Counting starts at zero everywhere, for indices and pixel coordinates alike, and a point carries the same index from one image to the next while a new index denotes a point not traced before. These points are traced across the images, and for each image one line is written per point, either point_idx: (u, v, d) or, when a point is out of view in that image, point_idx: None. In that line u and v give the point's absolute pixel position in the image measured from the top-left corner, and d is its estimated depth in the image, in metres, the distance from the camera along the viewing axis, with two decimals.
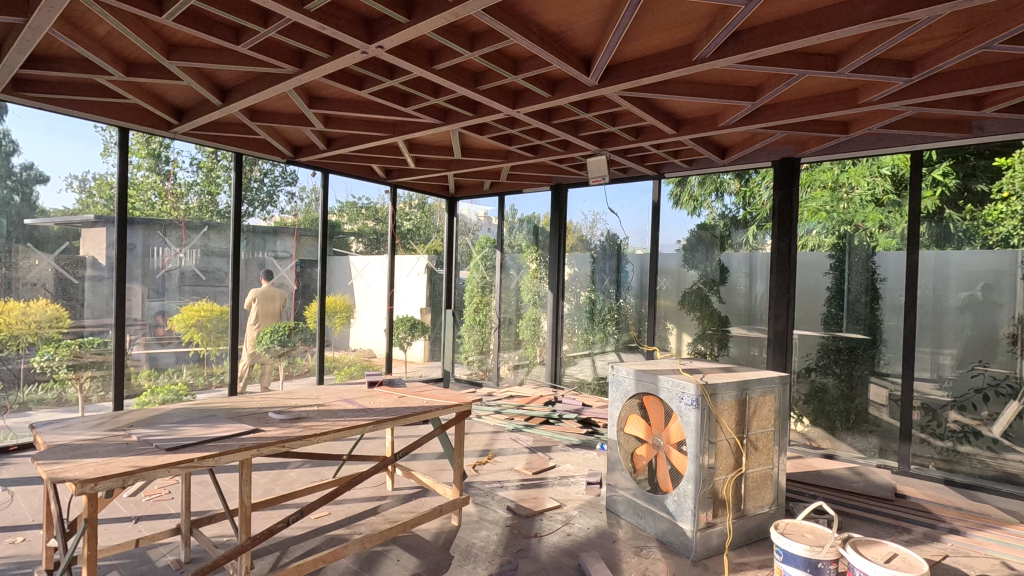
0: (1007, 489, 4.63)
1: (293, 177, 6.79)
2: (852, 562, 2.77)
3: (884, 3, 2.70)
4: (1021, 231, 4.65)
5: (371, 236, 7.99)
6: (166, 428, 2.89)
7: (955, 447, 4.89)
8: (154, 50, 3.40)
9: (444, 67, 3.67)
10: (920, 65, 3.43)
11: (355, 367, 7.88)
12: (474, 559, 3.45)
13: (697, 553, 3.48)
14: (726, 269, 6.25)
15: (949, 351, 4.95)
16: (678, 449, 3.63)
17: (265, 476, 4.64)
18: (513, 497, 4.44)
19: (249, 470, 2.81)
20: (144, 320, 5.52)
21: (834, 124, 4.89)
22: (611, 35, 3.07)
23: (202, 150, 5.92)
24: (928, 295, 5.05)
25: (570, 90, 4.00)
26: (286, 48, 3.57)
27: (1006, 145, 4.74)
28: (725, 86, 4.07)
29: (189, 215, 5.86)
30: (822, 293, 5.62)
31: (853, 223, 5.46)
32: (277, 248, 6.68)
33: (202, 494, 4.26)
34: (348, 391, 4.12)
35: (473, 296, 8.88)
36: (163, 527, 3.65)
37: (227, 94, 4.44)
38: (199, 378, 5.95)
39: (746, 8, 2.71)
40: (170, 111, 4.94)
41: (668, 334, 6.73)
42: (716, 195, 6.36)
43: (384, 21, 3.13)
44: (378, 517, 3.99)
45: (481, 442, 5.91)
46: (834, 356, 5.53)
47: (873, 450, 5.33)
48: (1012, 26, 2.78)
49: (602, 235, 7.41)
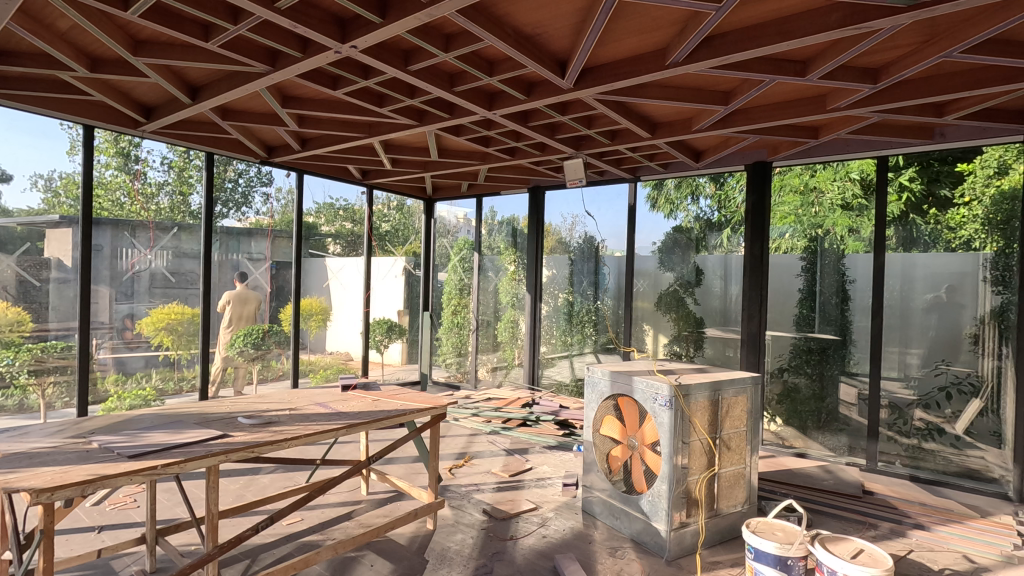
0: (969, 484, 4.79)
1: (268, 177, 6.69)
2: (820, 558, 2.82)
3: (850, 11, 2.77)
4: (982, 234, 4.82)
5: (349, 237, 7.91)
6: (129, 434, 2.80)
7: (920, 444, 5.03)
8: (119, 46, 3.32)
9: (419, 68, 3.64)
10: (885, 72, 3.52)
11: (331, 370, 7.77)
12: (449, 562, 3.43)
13: (671, 553, 3.52)
14: (701, 271, 6.33)
15: (915, 351, 5.08)
16: (652, 449, 3.65)
17: (236, 482, 4.55)
18: (489, 500, 4.43)
19: (217, 476, 2.75)
20: (112, 323, 5.36)
21: (804, 129, 5.00)
22: (586, 38, 3.08)
23: (174, 149, 5.80)
24: (895, 296, 5.18)
25: (546, 92, 4.01)
26: (257, 45, 3.51)
27: (967, 152, 4.91)
28: (699, 90, 4.13)
29: (159, 216, 5.73)
30: (794, 294, 5.71)
31: (823, 227, 5.57)
32: (252, 250, 6.57)
33: (169, 502, 4.15)
34: (322, 394, 4.06)
35: (451, 298, 8.86)
36: (129, 536, 3.55)
37: (197, 92, 4.35)
38: (169, 382, 5.81)
39: (717, 13, 2.75)
40: (138, 109, 4.82)
41: (644, 335, 6.79)
42: (691, 198, 6.45)
43: (357, 20, 3.10)
44: (352, 522, 3.94)
45: (458, 445, 5.89)
46: (806, 357, 5.64)
47: (842, 448, 5.45)
48: (969, 36, 2.87)
49: (580, 237, 7.44)
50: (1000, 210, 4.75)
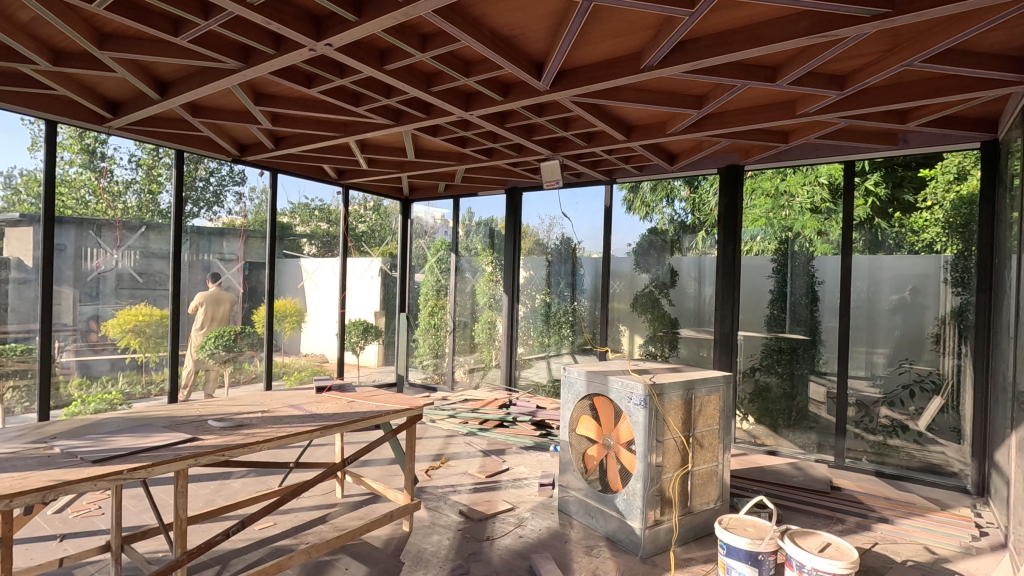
0: (930, 478, 4.97)
1: (241, 177, 6.56)
2: (789, 553, 2.89)
3: (817, 20, 2.85)
4: (944, 237, 4.97)
5: (324, 238, 7.82)
6: (93, 439, 2.72)
7: (886, 440, 5.20)
8: (84, 39, 3.23)
9: (395, 68, 3.63)
10: (851, 80, 3.63)
11: (305, 372, 7.65)
12: (425, 564, 3.41)
13: (645, 550, 3.56)
14: (676, 272, 6.43)
15: (881, 351, 5.24)
16: (627, 448, 3.70)
17: (207, 487, 4.45)
18: (466, 501, 4.42)
19: (186, 481, 2.69)
20: (76, 325, 5.19)
21: (775, 134, 5.11)
22: (562, 41, 3.11)
23: (142, 147, 5.67)
24: (862, 297, 5.33)
25: (522, 94, 4.05)
26: (229, 41, 3.44)
27: (929, 158, 5.07)
28: (673, 94, 4.20)
29: (126, 215, 5.58)
30: (765, 295, 5.84)
31: (793, 230, 5.70)
32: (224, 250, 6.44)
33: (135, 508, 4.04)
34: (296, 396, 4.01)
35: (427, 299, 8.80)
36: (92, 544, 3.44)
37: (166, 88, 4.25)
38: (137, 386, 5.65)
39: (690, 19, 2.80)
40: (104, 105, 4.67)
41: (621, 336, 6.87)
42: (667, 201, 6.53)
43: (332, 18, 3.07)
44: (327, 526, 3.89)
45: (435, 446, 5.86)
46: (777, 356, 5.76)
47: (811, 445, 5.60)
48: (929, 46, 2.98)
49: (557, 238, 7.47)
50: (960, 214, 4.91)
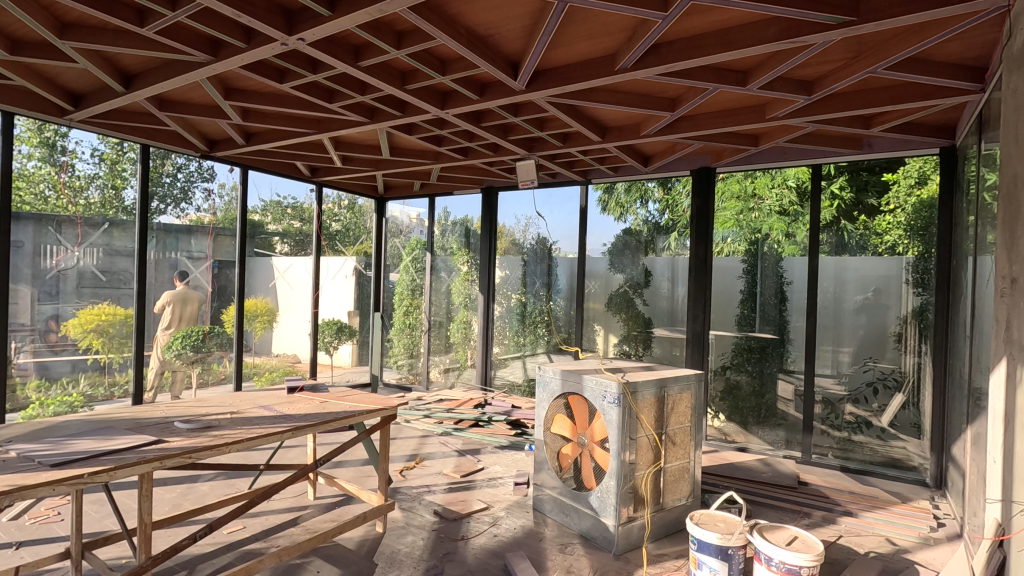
0: (892, 473, 5.15)
1: (210, 173, 6.41)
2: (758, 547, 2.95)
3: (786, 26, 2.93)
4: (906, 240, 5.14)
5: (297, 236, 7.69)
6: (51, 442, 2.62)
7: (850, 436, 5.37)
8: (43, 28, 3.11)
9: (370, 64, 3.59)
10: (818, 85, 3.73)
11: (277, 372, 7.53)
12: (399, 565, 3.38)
13: (619, 547, 3.60)
14: (649, 273, 6.52)
15: (846, 349, 5.39)
16: (601, 446, 3.73)
17: (173, 491, 4.33)
18: (440, 501, 4.39)
19: (150, 484, 2.62)
20: (34, 325, 5.00)
21: (745, 137, 5.22)
22: (537, 41, 3.12)
23: (106, 141, 5.44)
24: (829, 297, 5.49)
25: (497, 93, 4.05)
26: (197, 33, 3.35)
27: (892, 162, 5.25)
28: (646, 96, 4.26)
29: (89, 211, 5.37)
30: (736, 295, 5.96)
31: (762, 232, 5.83)
32: (191, 248, 6.29)
33: (97, 514, 3.91)
34: (268, 396, 3.94)
35: (403, 299, 8.73)
36: (51, 552, 3.32)
37: (131, 80, 4.12)
38: (99, 388, 5.45)
39: (663, 22, 2.84)
40: (64, 96, 4.51)
41: (595, 336, 6.92)
42: (641, 202, 6.62)
43: (305, 13, 3.02)
44: (299, 528, 3.83)
45: (410, 446, 5.82)
46: (747, 355, 5.89)
47: (780, 442, 5.74)
48: (892, 54, 3.08)
49: (533, 239, 7.49)
50: (920, 217, 5.08)
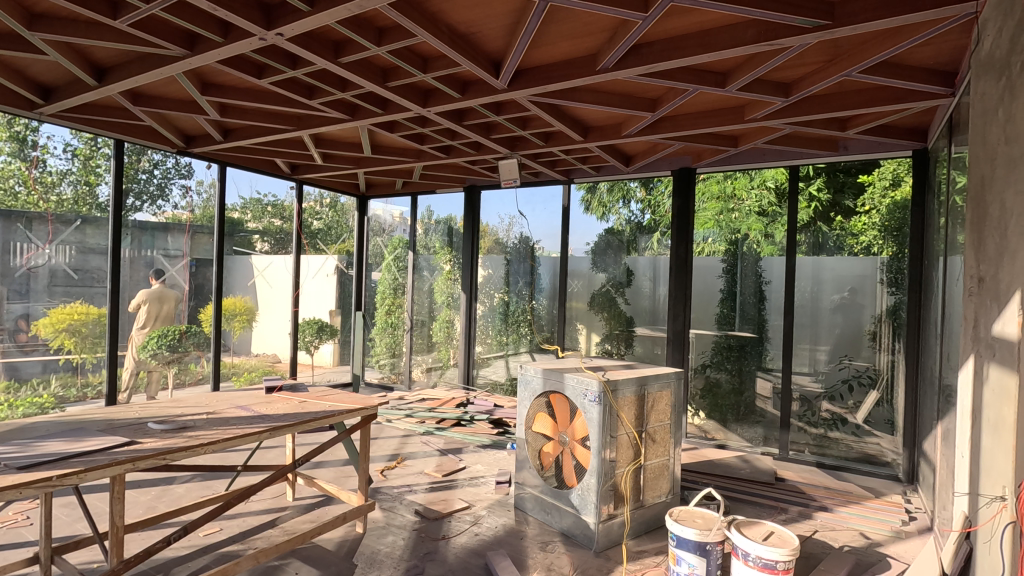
0: (866, 468, 5.27)
1: (188, 169, 6.30)
2: (735, 542, 2.99)
3: (764, 28, 2.97)
4: (880, 240, 5.26)
5: (277, 235, 7.59)
6: (19, 444, 2.55)
7: (826, 433, 5.47)
8: (10, 19, 3.03)
9: (350, 61, 3.55)
10: (795, 87, 3.79)
11: (256, 372, 7.45)
12: (379, 565, 3.36)
13: (599, 544, 3.62)
14: (631, 272, 6.56)
15: (823, 347, 5.49)
16: (582, 444, 3.75)
17: (147, 493, 4.25)
18: (421, 501, 4.37)
19: (123, 486, 2.57)
20: (2, 324, 4.86)
21: (724, 138, 5.29)
22: (519, 39, 3.12)
23: (79, 136, 5.32)
24: (807, 296, 5.58)
25: (479, 91, 4.04)
26: (173, 27, 3.29)
27: (867, 164, 5.36)
28: (628, 96, 4.29)
29: (61, 207, 5.22)
30: (716, 294, 6.03)
31: (741, 232, 5.91)
32: (168, 246, 6.18)
33: (68, 517, 3.82)
34: (245, 396, 3.88)
35: (384, 298, 8.68)
36: (18, 557, 3.23)
37: (104, 74, 4.03)
38: (71, 390, 5.32)
39: (644, 22, 2.87)
40: (34, 90, 4.39)
41: (578, 335, 6.95)
42: (623, 202, 6.66)
43: (284, 7, 2.98)
44: (276, 530, 3.78)
45: (391, 446, 5.78)
46: (726, 353, 5.97)
47: (758, 439, 5.83)
48: (867, 57, 3.15)
49: (516, 238, 7.49)
50: (894, 218, 5.19)
